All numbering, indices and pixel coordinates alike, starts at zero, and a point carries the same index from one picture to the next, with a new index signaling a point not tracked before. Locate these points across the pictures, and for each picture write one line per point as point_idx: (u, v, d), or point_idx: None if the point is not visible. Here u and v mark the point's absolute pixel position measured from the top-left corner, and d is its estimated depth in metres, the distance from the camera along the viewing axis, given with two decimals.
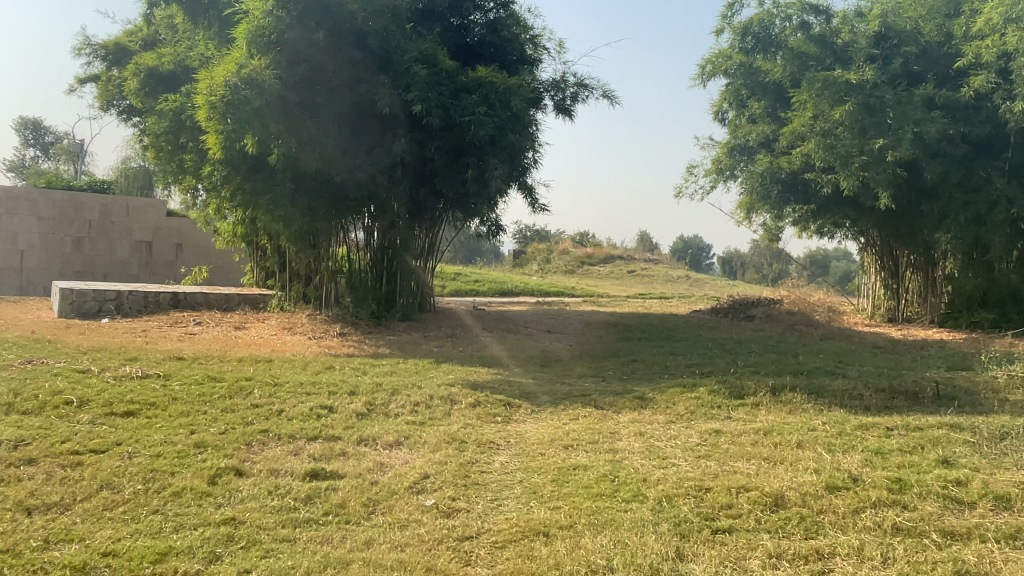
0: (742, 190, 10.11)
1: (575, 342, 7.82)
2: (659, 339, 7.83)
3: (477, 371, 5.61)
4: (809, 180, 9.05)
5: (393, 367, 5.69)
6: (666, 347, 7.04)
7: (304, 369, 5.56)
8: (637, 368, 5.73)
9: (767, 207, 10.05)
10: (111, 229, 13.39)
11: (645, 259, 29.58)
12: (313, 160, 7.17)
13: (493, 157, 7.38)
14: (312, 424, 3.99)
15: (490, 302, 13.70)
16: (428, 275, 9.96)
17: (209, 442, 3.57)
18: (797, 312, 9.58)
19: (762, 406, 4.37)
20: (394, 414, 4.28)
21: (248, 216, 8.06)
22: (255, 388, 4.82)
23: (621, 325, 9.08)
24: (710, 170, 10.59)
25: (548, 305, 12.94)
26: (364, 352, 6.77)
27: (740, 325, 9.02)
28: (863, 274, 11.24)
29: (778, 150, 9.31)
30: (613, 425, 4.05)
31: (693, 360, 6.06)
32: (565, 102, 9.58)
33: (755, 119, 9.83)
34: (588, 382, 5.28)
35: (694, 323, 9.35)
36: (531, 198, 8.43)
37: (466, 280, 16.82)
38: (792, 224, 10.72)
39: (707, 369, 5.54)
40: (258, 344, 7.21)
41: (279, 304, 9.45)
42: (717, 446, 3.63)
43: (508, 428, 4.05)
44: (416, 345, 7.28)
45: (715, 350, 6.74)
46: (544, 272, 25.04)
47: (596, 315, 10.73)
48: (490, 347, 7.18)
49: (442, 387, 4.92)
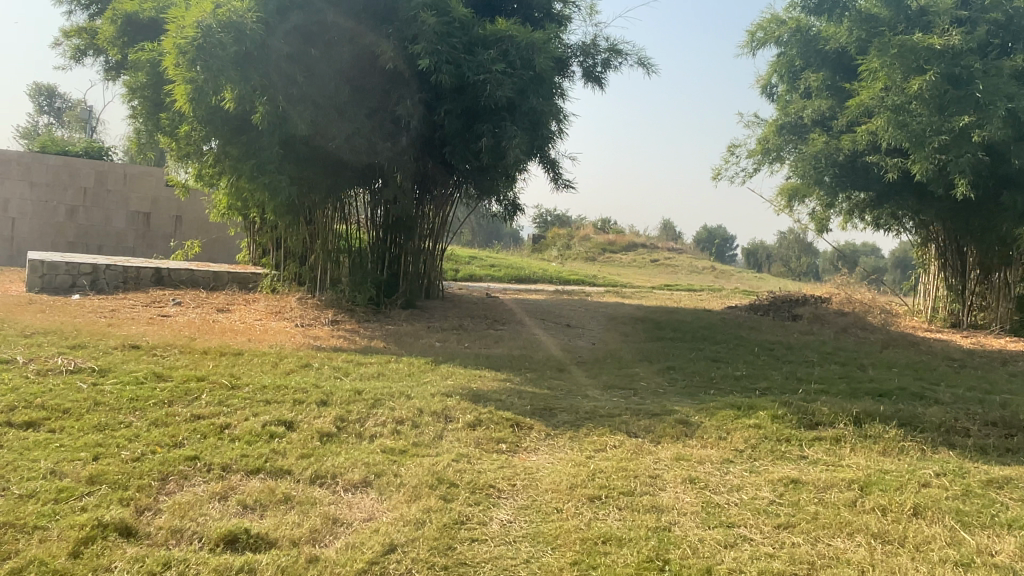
0: (792, 173, 9.03)
1: (598, 341, 6.83)
2: (695, 340, 6.81)
3: (481, 377, 4.66)
4: (870, 163, 7.96)
5: (382, 368, 4.75)
6: (705, 351, 6.03)
7: (275, 367, 4.64)
8: (676, 381, 4.74)
9: (818, 193, 8.96)
10: (107, 197, 12.52)
11: (669, 249, 28.37)
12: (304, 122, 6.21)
13: (512, 124, 6.37)
14: (257, 450, 3.05)
15: (505, 289, 12.70)
16: (436, 258, 9.02)
17: (110, 476, 2.65)
18: (848, 314, 8.51)
19: (845, 444, 3.37)
20: (369, 437, 3.33)
21: (232, 185, 7.14)
22: (205, 392, 3.88)
23: (650, 322, 8.07)
24: (755, 151, 9.50)
25: (568, 295, 11.92)
26: (355, 345, 5.84)
27: (785, 326, 7.97)
28: (920, 272, 10.10)
29: (836, 128, 8.21)
30: (653, 464, 3.09)
31: (742, 371, 5.05)
32: (595, 69, 8.52)
33: (809, 94, 8.75)
34: (616, 397, 4.31)
35: (732, 322, 8.31)
36: (554, 172, 7.42)
37: (481, 265, 15.85)
38: (844, 214, 9.61)
39: (762, 385, 4.53)
40: (237, 331, 6.32)
41: (271, 284, 8.55)
42: (800, 508, 2.64)
43: (515, 464, 3.09)
44: (417, 338, 6.34)
45: (764, 358, 5.73)
46: (564, 258, 23.98)
47: (620, 307, 9.72)
48: (501, 344, 6.23)
49: (437, 398, 3.97)
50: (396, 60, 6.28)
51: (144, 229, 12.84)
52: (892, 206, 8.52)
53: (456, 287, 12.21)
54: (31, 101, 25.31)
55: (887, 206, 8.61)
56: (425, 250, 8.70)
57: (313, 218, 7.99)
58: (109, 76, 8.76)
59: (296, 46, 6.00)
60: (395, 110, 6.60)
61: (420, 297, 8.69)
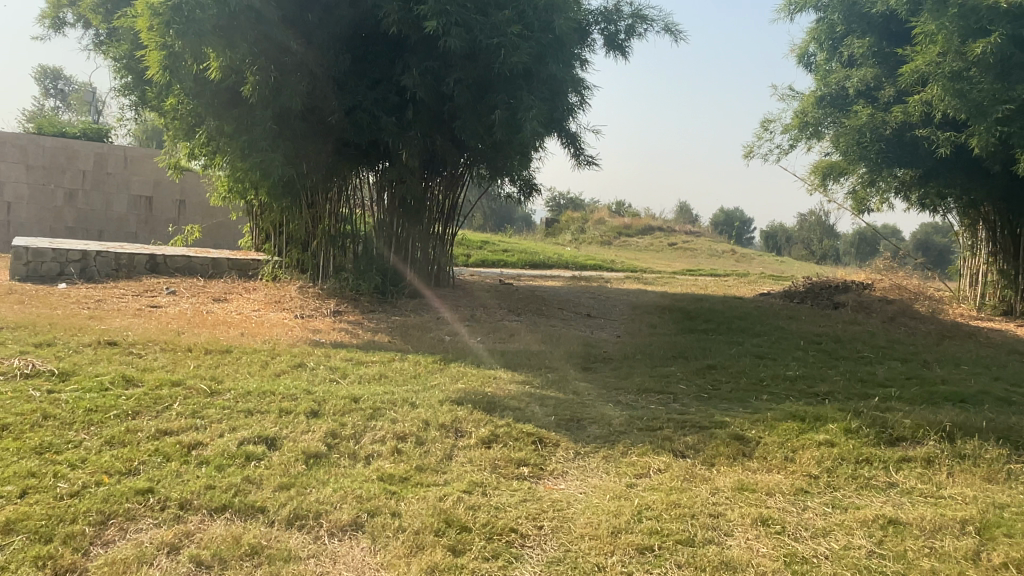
0: (832, 150, 8.34)
1: (623, 334, 6.24)
2: (731, 331, 6.21)
3: (497, 379, 4.09)
4: (920, 137, 7.26)
5: (385, 368, 4.19)
6: (743, 345, 5.43)
7: (264, 367, 4.09)
8: (719, 383, 4.15)
9: (860, 171, 8.27)
10: (108, 181, 12.00)
11: (686, 232, 27.64)
12: (302, 93, 5.63)
13: (530, 94, 5.76)
14: (225, 480, 2.50)
15: (520, 275, 12.11)
16: (446, 243, 8.45)
17: (33, 524, 2.11)
18: (893, 302, 7.85)
19: (940, 468, 2.78)
20: (364, 459, 2.78)
21: (225, 164, 6.57)
22: (177, 401, 3.34)
23: (677, 311, 7.47)
24: (792, 124, 8.87)
25: (586, 281, 11.30)
26: (357, 340, 5.29)
27: (826, 315, 7.34)
28: (967, 256, 9.40)
29: (883, 99, 7.50)
30: (711, 498, 2.51)
31: (793, 370, 4.46)
32: (618, 36, 7.87)
33: (851, 63, 8.09)
34: (653, 404, 3.73)
35: (768, 310, 7.69)
36: (574, 149, 6.81)
37: (494, 249, 15.25)
38: (886, 194, 8.91)
39: (820, 390, 3.93)
40: (230, 323, 5.79)
41: (272, 272, 8.01)
42: (910, 565, 2.06)
43: (540, 496, 2.53)
44: (426, 331, 5.78)
45: (812, 354, 5.12)
46: (579, 242, 23.32)
47: (643, 295, 9.10)
48: (518, 339, 5.65)
49: (445, 407, 3.40)
50: (401, 25, 5.68)
51: (146, 213, 12.31)
52: (942, 185, 7.83)
53: (467, 273, 11.63)
54: (37, 84, 24.87)
55: (937, 185, 7.91)
56: (435, 235, 8.13)
57: (314, 202, 7.42)
58: (95, 50, 8.19)
59: (291, 8, 5.40)
60: (400, 80, 6.00)
61: (430, 286, 8.14)
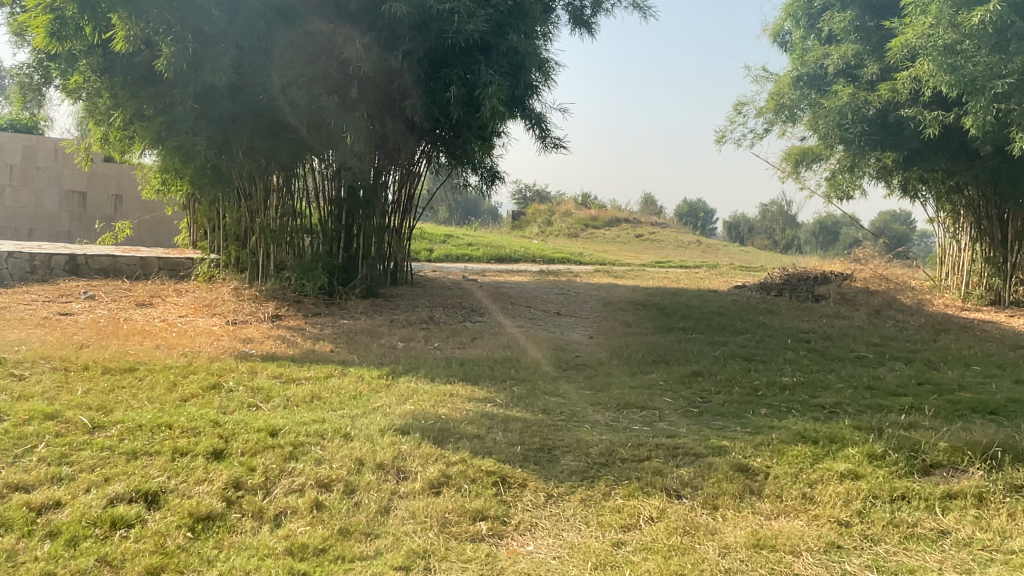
0: (811, 133, 7.88)
1: (596, 335, 5.66)
2: (712, 329, 5.67)
3: (453, 396, 3.46)
4: (905, 117, 6.81)
5: (320, 387, 3.54)
6: (729, 346, 4.88)
7: (172, 389, 3.40)
8: (709, 394, 3.58)
9: (839, 156, 7.82)
10: (37, 175, 11.02)
11: (653, 223, 27.29)
12: (227, 68, 4.92)
13: (488, 68, 5.13)
14: (73, 564, 1.85)
15: (483, 270, 11.47)
16: (400, 237, 7.78)
17: None
18: (877, 293, 7.42)
19: (997, 510, 2.25)
20: (273, 520, 2.14)
21: (144, 151, 5.81)
22: (45, 441, 2.65)
23: (653, 306, 6.92)
24: (767, 107, 8.40)
25: (553, 276, 10.71)
26: (294, 350, 4.61)
27: (810, 309, 6.86)
28: (948, 243, 9.04)
29: (866, 78, 7.04)
30: (725, 564, 1.93)
31: (791, 376, 3.91)
32: (584, 12, 7.28)
33: (830, 40, 7.62)
34: (637, 424, 3.14)
35: (747, 304, 7.20)
36: (540, 132, 6.21)
37: (456, 244, 14.58)
38: (866, 179, 8.50)
39: (827, 401, 3.39)
40: (149, 332, 5.06)
41: (207, 272, 7.25)
42: None
43: (503, 568, 1.92)
44: (375, 337, 5.13)
45: (806, 355, 4.60)
46: (545, 235, 22.77)
47: (614, 290, 8.54)
48: (479, 344, 5.03)
49: (386, 438, 2.77)
50: None
51: (79, 210, 11.25)
52: (926, 169, 7.42)
53: (427, 269, 10.94)
54: None
55: (921, 169, 7.50)
56: (388, 228, 7.45)
57: (251, 193, 6.69)
58: None
59: None
60: (342, 54, 5.32)
61: (383, 284, 7.45)
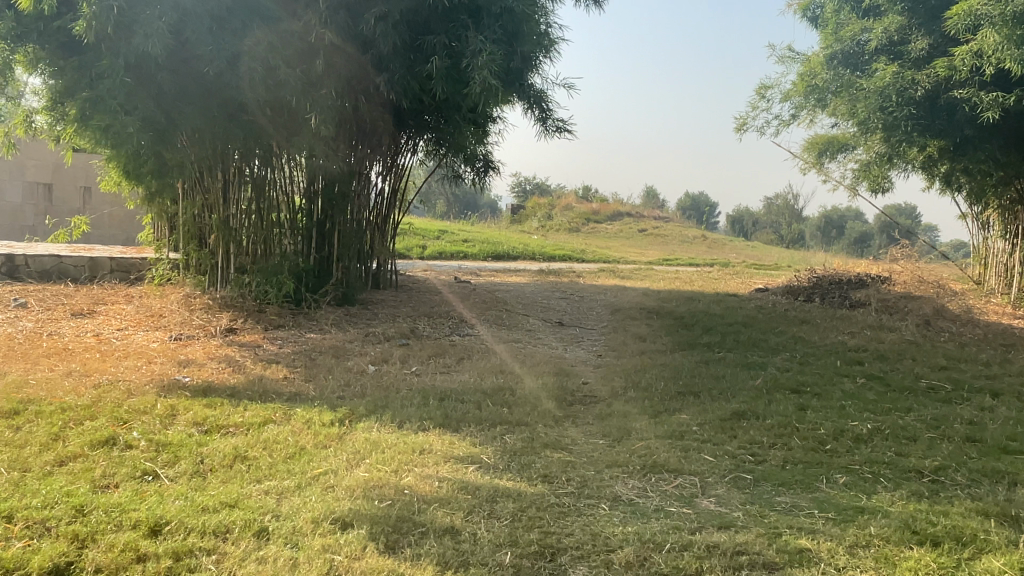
0: (845, 118, 6.99)
1: (605, 352, 4.80)
2: (743, 346, 4.81)
3: (424, 454, 2.61)
4: (959, 99, 5.94)
5: (250, 440, 2.69)
6: (769, 372, 4.02)
7: (51, 447, 2.56)
8: (761, 450, 2.72)
9: (877, 145, 6.94)
10: None
11: (657, 218, 26.40)
12: (162, 33, 4.06)
13: (477, 33, 4.25)
14: None
15: (479, 269, 10.61)
16: (382, 235, 6.91)
17: None
18: (921, 300, 6.56)
19: None
20: None
21: (75, 135, 4.95)
22: None
23: (669, 315, 6.06)
24: (797, 87, 7.56)
25: (554, 275, 9.84)
26: (239, 377, 3.77)
27: (849, 319, 6.01)
28: (992, 242, 8.17)
29: (912, 54, 6.15)
30: None
31: (860, 421, 3.05)
32: None
33: (870, 12, 6.72)
34: (674, 503, 2.27)
35: (776, 312, 6.35)
36: (540, 112, 5.34)
37: (452, 240, 13.71)
38: (904, 170, 7.62)
39: (924, 465, 2.53)
40: (70, 352, 4.22)
41: (163, 275, 6.40)
42: None
43: None
44: (342, 357, 4.28)
45: (867, 386, 3.73)
46: (545, 229, 21.91)
47: (623, 293, 7.69)
48: (467, 366, 4.18)
49: (315, 538, 1.92)
50: None
51: (44, 203, 10.34)
52: (978, 159, 6.54)
53: (417, 269, 10.08)
54: None
55: (972, 159, 6.62)
56: (368, 225, 6.58)
57: (209, 185, 5.83)
58: None
59: None
60: (303, 19, 4.45)
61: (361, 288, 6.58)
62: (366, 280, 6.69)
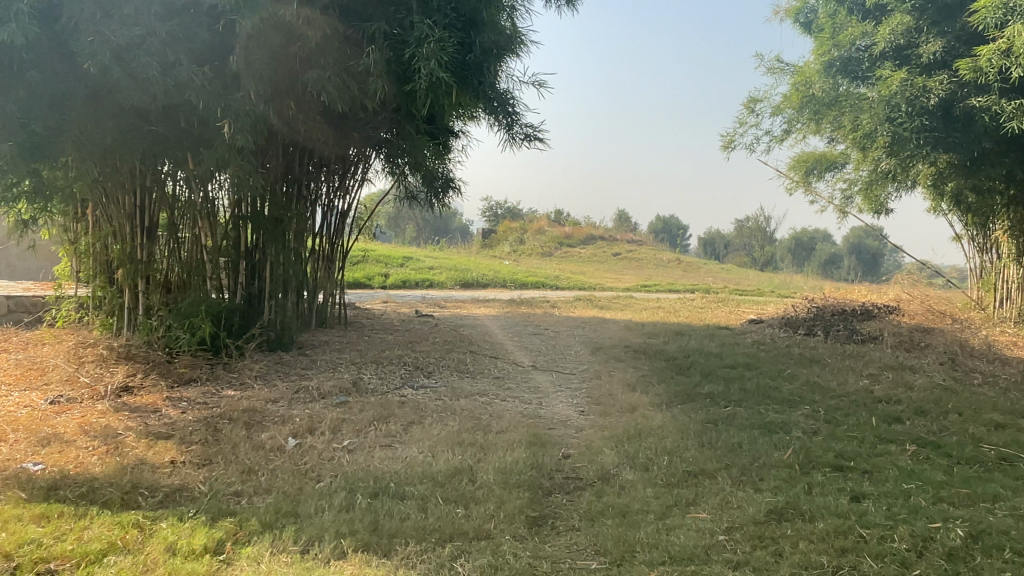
0: (849, 132, 6.30)
1: (589, 408, 3.95)
2: (752, 397, 4.00)
3: None
4: (977, 109, 5.30)
5: None
6: (796, 438, 3.20)
7: None
8: None
9: (882, 162, 6.27)
10: None
11: (631, 241, 25.83)
12: (24, 18, 3.18)
13: (425, 18, 3.46)
14: None
15: (444, 300, 9.74)
16: (328, 266, 6.01)
17: None
18: (937, 334, 5.84)
19: None
20: None
21: None
22: None
23: (659, 355, 5.23)
24: (796, 99, 6.93)
25: (527, 306, 9.02)
26: (111, 461, 2.85)
27: (863, 359, 5.24)
28: (998, 265, 7.55)
29: (922, 59, 5.47)
30: None
31: (945, 526, 2.24)
32: None
33: (871, 15, 6.08)
34: None
35: (779, 351, 5.58)
36: (506, 120, 4.56)
37: (417, 267, 12.83)
38: (908, 187, 6.99)
39: None
40: None
41: (66, 316, 5.43)
42: None
43: None
44: (258, 426, 3.37)
45: (925, 460, 2.94)
46: (517, 254, 21.14)
47: (604, 327, 6.89)
48: (417, 434, 3.30)
49: None
50: None
51: None
52: (993, 175, 5.91)
53: (375, 301, 9.18)
54: None
55: (987, 174, 5.98)
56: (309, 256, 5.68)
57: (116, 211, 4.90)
58: None
59: None
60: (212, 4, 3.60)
61: (299, 327, 5.67)
62: (306, 318, 5.78)
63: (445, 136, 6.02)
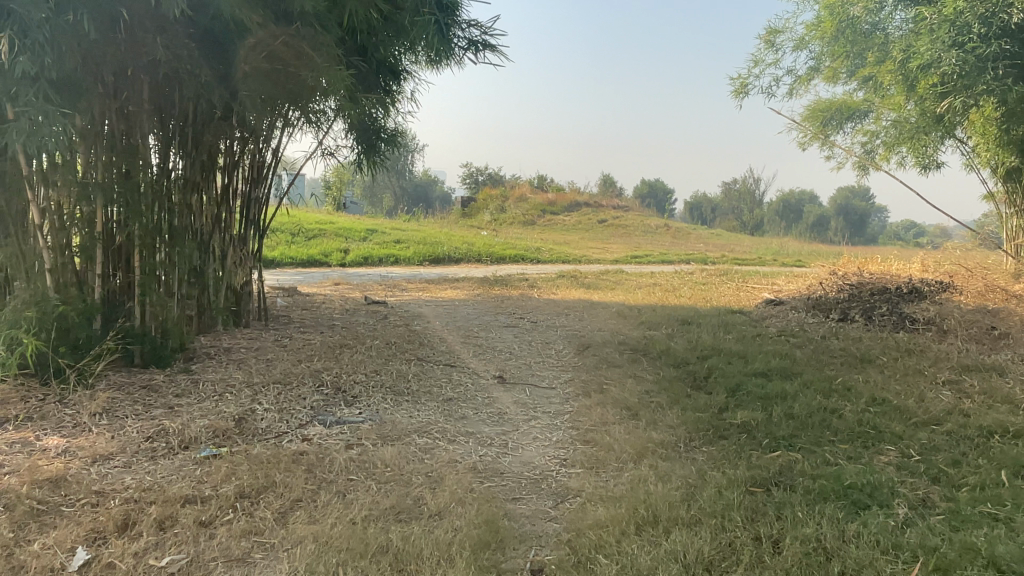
0: (895, 66, 5.03)
1: (575, 455, 2.72)
2: (808, 433, 2.78)
3: None
4: None
5: None
6: (909, 533, 1.98)
7: None
8: None
9: (933, 104, 5.03)
10: None
11: (617, 207, 24.53)
12: None
13: None
14: None
15: (408, 279, 8.46)
16: (238, 248, 4.67)
17: None
18: (1011, 318, 4.65)
19: None
20: None
21: None
22: None
23: (667, 357, 3.99)
24: (830, 26, 5.62)
25: (503, 285, 7.76)
26: None
27: (930, 357, 4.04)
28: None
29: None
30: None
31: None
32: None
33: None
34: None
35: (817, 346, 4.35)
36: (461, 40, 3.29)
37: (382, 241, 11.47)
38: (959, 135, 5.81)
39: None
40: None
41: None
42: None
43: None
44: (47, 516, 2.11)
45: None
46: (497, 224, 19.81)
47: (593, 312, 5.65)
48: (297, 527, 2.04)
49: None
50: None
51: None
52: None
53: (324, 282, 7.87)
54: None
55: None
56: (206, 235, 4.34)
57: None
58: None
59: None
60: None
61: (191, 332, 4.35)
62: (205, 317, 4.45)
63: (384, 79, 4.70)
